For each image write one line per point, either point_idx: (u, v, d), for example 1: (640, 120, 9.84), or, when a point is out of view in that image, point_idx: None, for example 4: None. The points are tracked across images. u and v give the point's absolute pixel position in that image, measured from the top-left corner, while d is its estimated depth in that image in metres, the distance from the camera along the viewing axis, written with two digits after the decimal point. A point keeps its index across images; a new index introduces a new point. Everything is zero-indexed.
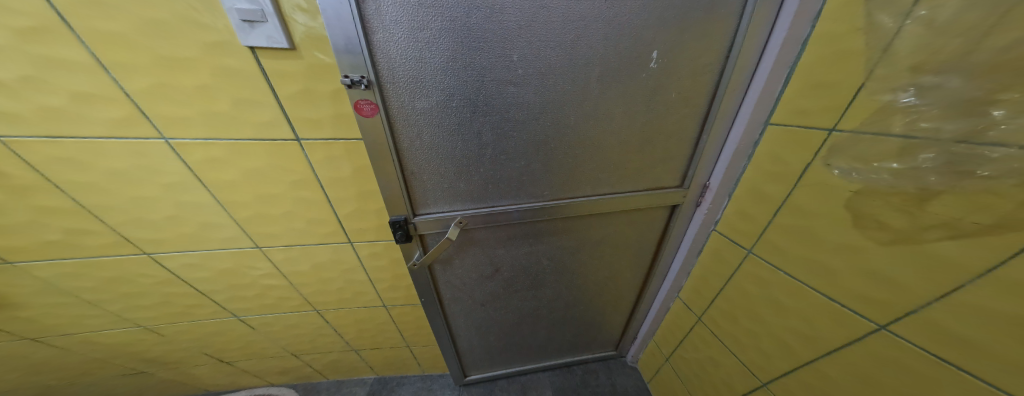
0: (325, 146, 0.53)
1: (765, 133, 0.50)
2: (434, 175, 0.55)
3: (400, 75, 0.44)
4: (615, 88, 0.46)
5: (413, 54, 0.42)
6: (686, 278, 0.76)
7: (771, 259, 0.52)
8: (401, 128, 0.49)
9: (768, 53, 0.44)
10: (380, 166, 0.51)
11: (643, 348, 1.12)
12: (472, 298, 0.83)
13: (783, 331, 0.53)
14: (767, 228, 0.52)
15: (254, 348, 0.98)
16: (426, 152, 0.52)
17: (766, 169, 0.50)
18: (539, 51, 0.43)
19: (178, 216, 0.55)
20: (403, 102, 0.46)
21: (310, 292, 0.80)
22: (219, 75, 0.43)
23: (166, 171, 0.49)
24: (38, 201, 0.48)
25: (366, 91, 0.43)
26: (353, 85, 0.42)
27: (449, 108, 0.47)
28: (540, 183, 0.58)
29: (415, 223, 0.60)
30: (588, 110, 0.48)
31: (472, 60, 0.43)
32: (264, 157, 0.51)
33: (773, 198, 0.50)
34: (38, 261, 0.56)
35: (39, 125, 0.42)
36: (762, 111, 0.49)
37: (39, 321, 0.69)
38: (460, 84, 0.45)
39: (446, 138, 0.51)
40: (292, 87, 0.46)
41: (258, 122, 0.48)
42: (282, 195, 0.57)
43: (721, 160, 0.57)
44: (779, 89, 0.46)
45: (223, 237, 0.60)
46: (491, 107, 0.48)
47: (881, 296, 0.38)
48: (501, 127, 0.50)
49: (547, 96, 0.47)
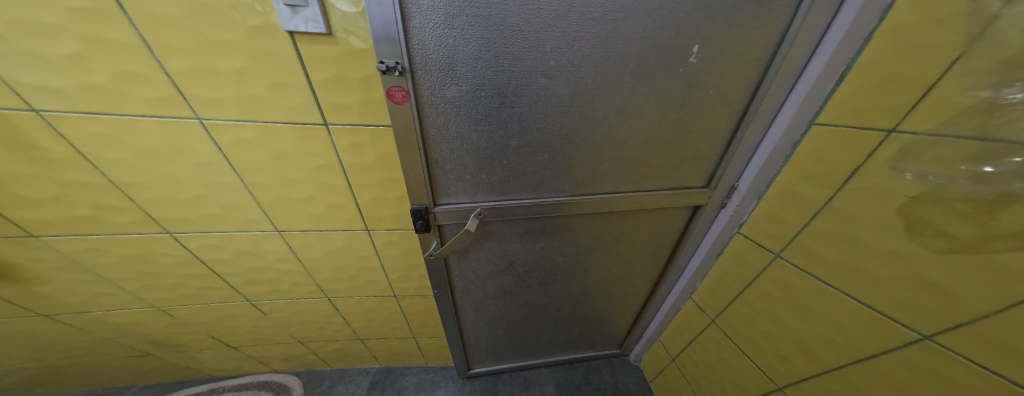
0: (351, 132, 0.53)
1: (808, 133, 0.49)
2: (457, 166, 0.56)
3: (433, 62, 0.44)
4: (647, 83, 0.47)
5: (448, 41, 0.42)
6: (702, 279, 0.77)
7: (801, 262, 0.52)
8: (429, 116, 0.49)
9: (824, 47, 0.43)
10: (406, 154, 0.51)
11: (649, 348, 1.13)
12: (484, 292, 0.84)
13: (810, 337, 0.53)
14: (799, 231, 0.52)
15: (262, 333, 0.98)
16: (451, 142, 0.52)
17: (805, 171, 0.50)
18: (573, 43, 0.43)
19: (203, 196, 0.55)
20: (433, 90, 0.46)
21: (323, 279, 0.81)
22: (257, 59, 0.43)
23: (196, 151, 0.49)
24: (68, 176, 0.49)
25: (399, 78, 0.43)
26: (387, 71, 0.42)
27: (477, 97, 0.48)
28: (562, 178, 0.59)
29: (434, 213, 0.60)
30: (617, 104, 0.48)
31: (504, 50, 0.43)
32: (291, 141, 0.51)
33: (813, 199, 0.49)
34: (64, 236, 0.57)
35: (78, 102, 0.42)
36: (807, 111, 0.48)
37: (55, 298, 0.69)
38: (491, 74, 0.45)
39: (472, 127, 0.51)
40: (325, 72, 0.46)
41: (290, 106, 0.48)
42: (305, 180, 0.57)
43: (753, 161, 0.56)
44: (831, 88, 0.45)
45: (244, 220, 0.61)
46: (520, 98, 0.48)
47: (930, 306, 0.38)
48: (528, 119, 0.50)
49: (577, 89, 0.47)
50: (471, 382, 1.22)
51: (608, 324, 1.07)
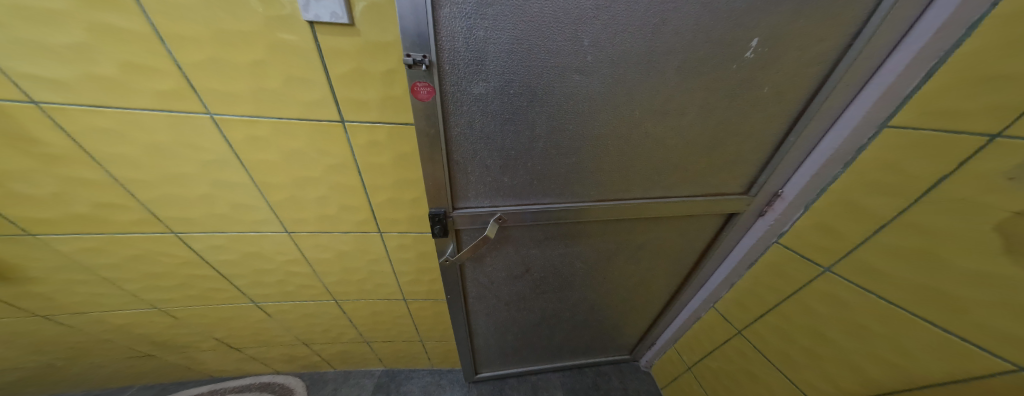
0: (369, 130, 0.50)
1: (877, 136, 0.46)
2: (479, 167, 0.53)
3: (461, 55, 0.41)
4: (687, 82, 0.44)
5: (478, 33, 0.39)
6: (727, 289, 0.81)
7: (860, 275, 0.51)
8: (454, 114, 0.46)
9: (911, 40, 0.40)
10: (427, 155, 0.49)
11: (661, 355, 1.11)
12: (498, 297, 0.81)
13: (873, 353, 0.52)
14: (863, 242, 0.50)
15: (266, 335, 0.96)
16: (474, 142, 0.50)
17: (871, 177, 0.48)
18: (613, 37, 0.40)
19: (210, 195, 0.52)
20: (460, 86, 0.43)
21: (332, 281, 0.78)
22: (275, 51, 0.40)
23: (205, 148, 0.46)
24: (68, 171, 0.46)
25: (425, 72, 0.41)
26: (413, 65, 0.40)
27: (506, 95, 0.45)
28: (588, 181, 0.56)
29: (453, 217, 0.58)
30: (653, 104, 0.46)
31: (538, 44, 0.41)
32: (306, 138, 0.49)
33: (875, 211, 0.48)
34: (62, 234, 0.54)
35: (81, 93, 0.39)
36: (881, 112, 0.45)
37: (51, 297, 0.66)
38: (522, 69, 0.43)
39: (498, 127, 0.48)
40: (344, 66, 0.43)
41: (307, 101, 0.45)
42: (319, 180, 0.55)
43: (804, 167, 0.56)
44: (915, 85, 0.41)
45: (253, 220, 0.58)
46: (551, 95, 0.45)
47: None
48: (558, 118, 0.48)
49: (613, 87, 0.44)
50: (479, 386, 1.19)
51: (620, 330, 1.05)
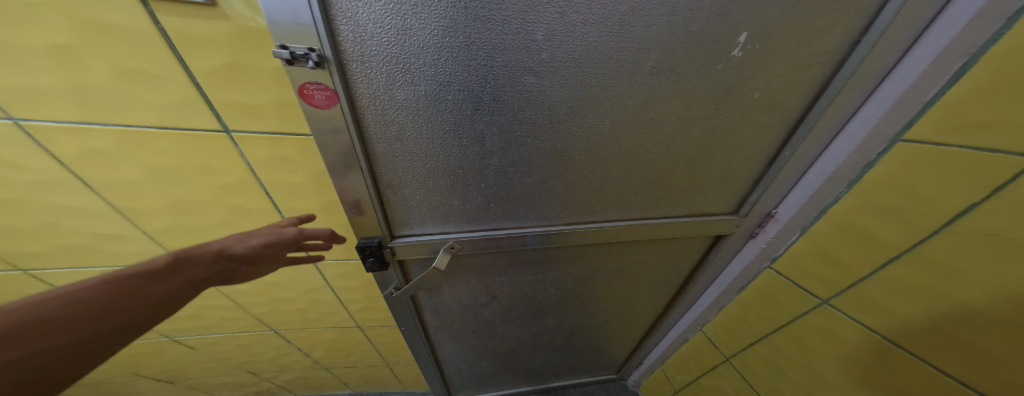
0: (269, 143, 0.39)
1: (887, 153, 0.37)
2: (419, 190, 0.42)
3: (371, 49, 0.29)
4: (672, 87, 0.34)
5: (390, 18, 0.28)
6: (716, 312, 0.72)
7: (864, 315, 0.43)
8: (374, 126, 0.35)
9: (935, 34, 0.30)
10: (344, 178, 0.37)
11: (649, 375, 1.03)
12: (463, 326, 0.71)
13: None
14: (865, 278, 0.42)
15: (200, 367, 0.83)
16: (408, 160, 0.39)
17: (880, 202, 0.39)
18: (577, 27, 0.29)
19: (59, 225, 0.40)
20: (377, 91, 0.32)
21: (264, 313, 0.67)
22: (87, 32, 0.28)
23: (27, 167, 0.34)
24: None
25: (316, 71, 0.29)
26: (294, 61, 0.27)
27: (441, 103, 0.34)
28: (556, 204, 0.46)
29: (392, 247, 0.46)
30: (630, 113, 0.36)
31: (478, 35, 0.30)
32: (178, 153, 0.37)
33: (886, 240, 0.39)
34: None
35: None
36: (892, 124, 0.35)
37: None
38: (459, 70, 0.32)
39: (437, 142, 0.37)
40: (212, 60, 0.32)
41: (164, 104, 0.33)
42: (212, 204, 0.43)
43: (801, 186, 0.47)
44: (938, 91, 0.31)
45: (134, 252, 0.46)
46: (502, 104, 0.35)
47: None
48: (512, 133, 0.37)
49: (580, 93, 0.34)
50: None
51: (604, 352, 0.97)
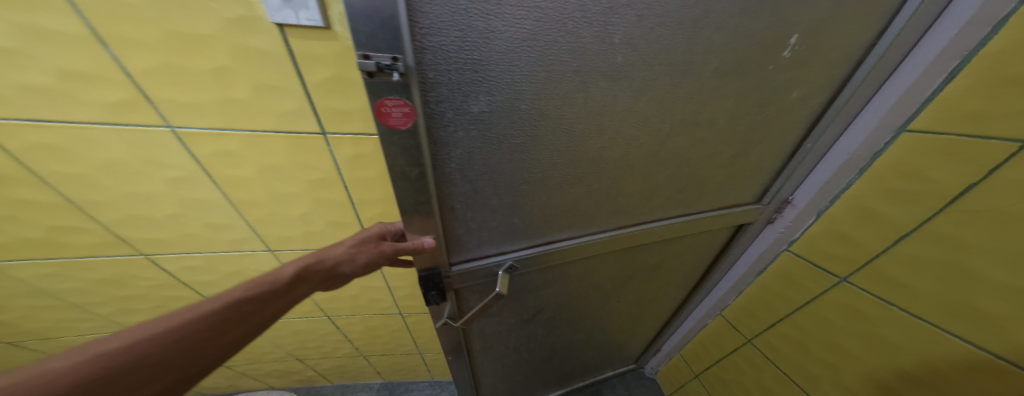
0: (353, 142, 0.46)
1: (894, 142, 0.42)
2: (484, 208, 0.41)
3: (447, 61, 0.26)
4: (714, 90, 0.39)
5: (471, 27, 0.24)
6: (734, 297, 0.77)
7: (879, 289, 0.48)
8: (443, 148, 0.32)
9: (931, 38, 0.35)
10: (418, 210, 0.34)
11: (666, 362, 1.08)
12: (506, 341, 0.73)
13: (887, 372, 0.51)
14: (877, 254, 0.47)
15: (257, 352, 0.91)
16: (474, 179, 0.37)
17: (892, 186, 0.44)
18: (652, 31, 0.30)
19: (182, 214, 0.47)
20: (450, 107, 0.29)
21: (323, 298, 0.74)
22: (240, 56, 0.35)
23: (170, 165, 0.42)
24: (13, 193, 0.40)
25: (396, 86, 0.22)
26: (374, 73, 0.20)
27: (516, 115, 0.32)
28: (605, 205, 0.49)
29: (453, 275, 0.46)
30: (682, 113, 0.40)
31: (560, 42, 0.28)
32: (284, 152, 0.44)
33: (896, 220, 0.44)
34: (15, 260, 0.48)
35: (13, 105, 0.33)
36: (898, 116, 0.40)
37: (12, 327, 0.60)
38: (538, 79, 0.30)
39: (506, 155, 0.36)
40: (324, 73, 0.39)
41: (283, 112, 0.41)
42: (302, 195, 0.50)
43: (816, 174, 0.52)
44: (936, 88, 0.37)
45: (233, 239, 0.54)
46: (573, 112, 0.34)
47: None
48: (578, 139, 0.37)
49: (644, 96, 0.36)
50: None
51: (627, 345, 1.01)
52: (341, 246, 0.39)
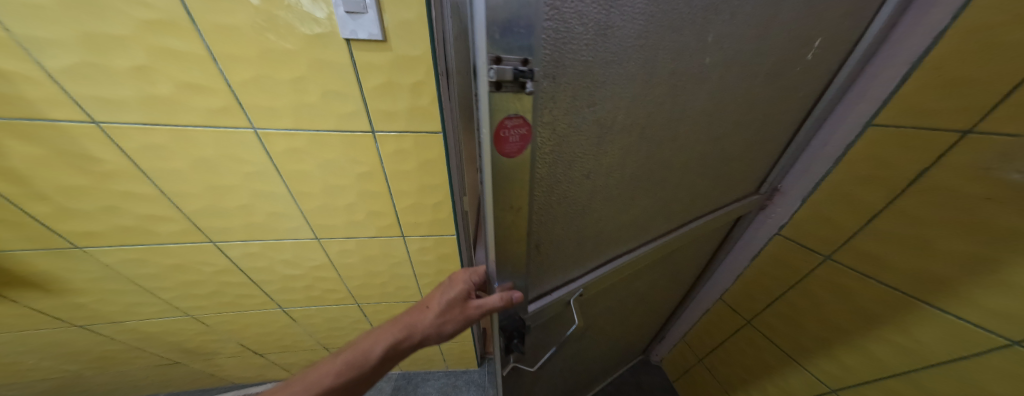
0: (396, 138, 0.52)
1: (862, 135, 0.49)
2: (562, 231, 0.37)
3: (567, 71, 0.22)
4: (751, 93, 0.42)
5: (598, 30, 0.22)
6: (732, 282, 0.81)
7: (859, 265, 0.53)
8: (541, 175, 0.28)
9: (890, 46, 0.43)
10: (509, 244, 0.29)
11: (672, 348, 1.12)
12: (552, 363, 0.70)
13: (872, 343, 0.54)
14: (855, 234, 0.52)
15: (290, 341, 0.97)
16: (561, 203, 0.33)
17: (863, 171, 0.49)
18: (734, 31, 0.32)
19: (249, 204, 0.55)
20: (558, 125, 0.25)
21: (355, 286, 0.79)
22: (314, 68, 0.43)
23: (247, 161, 0.50)
24: (120, 185, 0.49)
25: (517, 100, 0.18)
26: (501, 84, 0.17)
27: (613, 124, 0.30)
28: (650, 207, 0.48)
29: (531, 318, 0.41)
30: (733, 112, 0.43)
31: (667, 46, 0.27)
32: (339, 148, 0.52)
33: (868, 201, 0.50)
34: (107, 246, 0.56)
35: (141, 112, 0.43)
36: (864, 112, 0.47)
37: (88, 309, 0.68)
38: (641, 84, 0.29)
39: (593, 172, 0.33)
40: (376, 79, 0.46)
41: (341, 113, 0.48)
42: (349, 187, 0.57)
43: (801, 164, 0.58)
44: (893, 88, 0.44)
45: (287, 227, 0.61)
46: (658, 115, 0.34)
47: (1008, 309, 0.38)
48: (656, 143, 0.38)
49: (716, 94, 0.38)
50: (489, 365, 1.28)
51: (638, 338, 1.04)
52: (431, 310, 0.39)
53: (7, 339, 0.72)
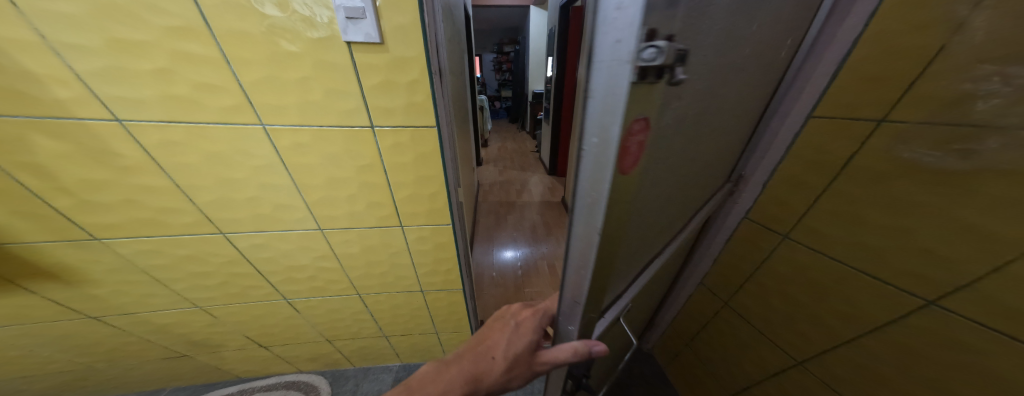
0: (394, 133, 0.57)
1: (805, 125, 0.55)
2: (633, 249, 0.33)
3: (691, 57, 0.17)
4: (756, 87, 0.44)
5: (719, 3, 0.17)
6: (710, 266, 0.85)
7: (810, 243, 0.59)
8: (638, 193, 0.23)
9: (821, 49, 0.49)
10: (599, 276, 0.24)
11: (661, 335, 1.17)
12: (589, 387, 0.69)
13: (822, 312, 0.59)
14: (804, 214, 0.59)
15: (294, 333, 1.00)
16: (641, 220, 0.29)
17: (807, 158, 0.56)
18: (778, 17, 0.32)
19: (257, 196, 0.60)
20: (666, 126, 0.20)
21: (357, 276, 0.83)
22: (318, 69, 0.48)
23: (256, 155, 0.54)
24: (138, 180, 0.53)
25: (649, 92, 0.14)
26: (641, 72, 0.12)
27: (695, 120, 0.26)
28: (685, 206, 0.46)
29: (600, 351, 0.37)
30: (752, 102, 0.44)
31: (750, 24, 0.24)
32: (341, 143, 0.56)
33: (812, 184, 0.56)
34: (123, 238, 0.60)
35: (160, 111, 0.47)
36: (805, 106, 0.54)
37: (104, 299, 0.72)
38: (724, 72, 0.25)
39: (669, 179, 0.29)
40: (374, 79, 0.50)
41: (343, 111, 0.52)
42: (350, 180, 0.61)
43: (759, 155, 0.63)
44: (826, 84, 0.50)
45: (292, 218, 0.65)
46: (721, 106, 0.32)
47: (924, 271, 0.44)
48: (711, 136, 0.35)
49: (753, 81, 0.38)
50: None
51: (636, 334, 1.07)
52: (499, 361, 0.37)
53: (24, 331, 0.76)
